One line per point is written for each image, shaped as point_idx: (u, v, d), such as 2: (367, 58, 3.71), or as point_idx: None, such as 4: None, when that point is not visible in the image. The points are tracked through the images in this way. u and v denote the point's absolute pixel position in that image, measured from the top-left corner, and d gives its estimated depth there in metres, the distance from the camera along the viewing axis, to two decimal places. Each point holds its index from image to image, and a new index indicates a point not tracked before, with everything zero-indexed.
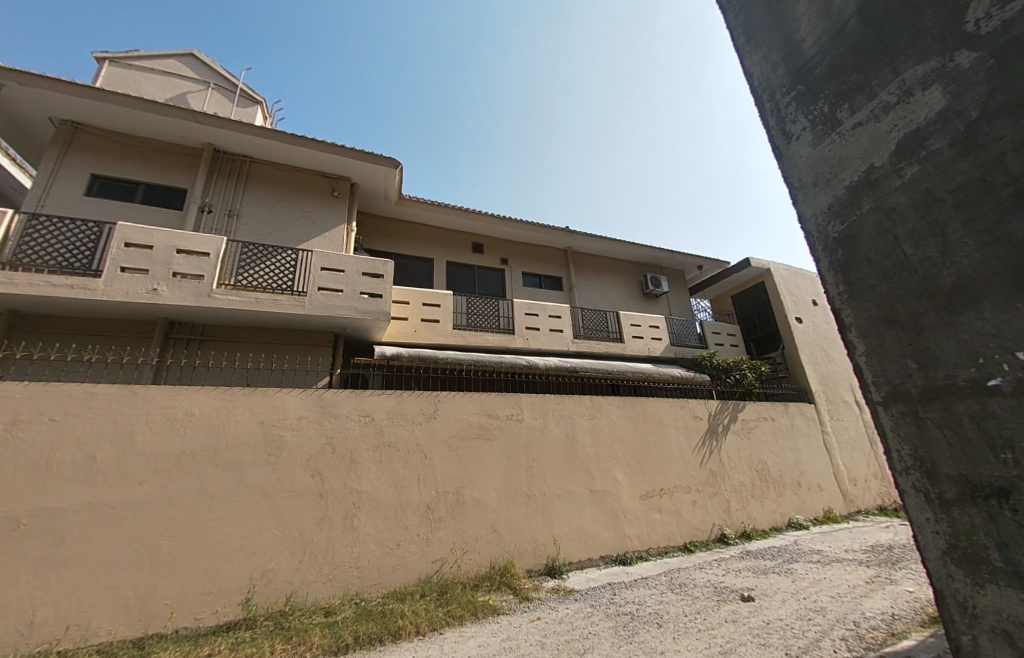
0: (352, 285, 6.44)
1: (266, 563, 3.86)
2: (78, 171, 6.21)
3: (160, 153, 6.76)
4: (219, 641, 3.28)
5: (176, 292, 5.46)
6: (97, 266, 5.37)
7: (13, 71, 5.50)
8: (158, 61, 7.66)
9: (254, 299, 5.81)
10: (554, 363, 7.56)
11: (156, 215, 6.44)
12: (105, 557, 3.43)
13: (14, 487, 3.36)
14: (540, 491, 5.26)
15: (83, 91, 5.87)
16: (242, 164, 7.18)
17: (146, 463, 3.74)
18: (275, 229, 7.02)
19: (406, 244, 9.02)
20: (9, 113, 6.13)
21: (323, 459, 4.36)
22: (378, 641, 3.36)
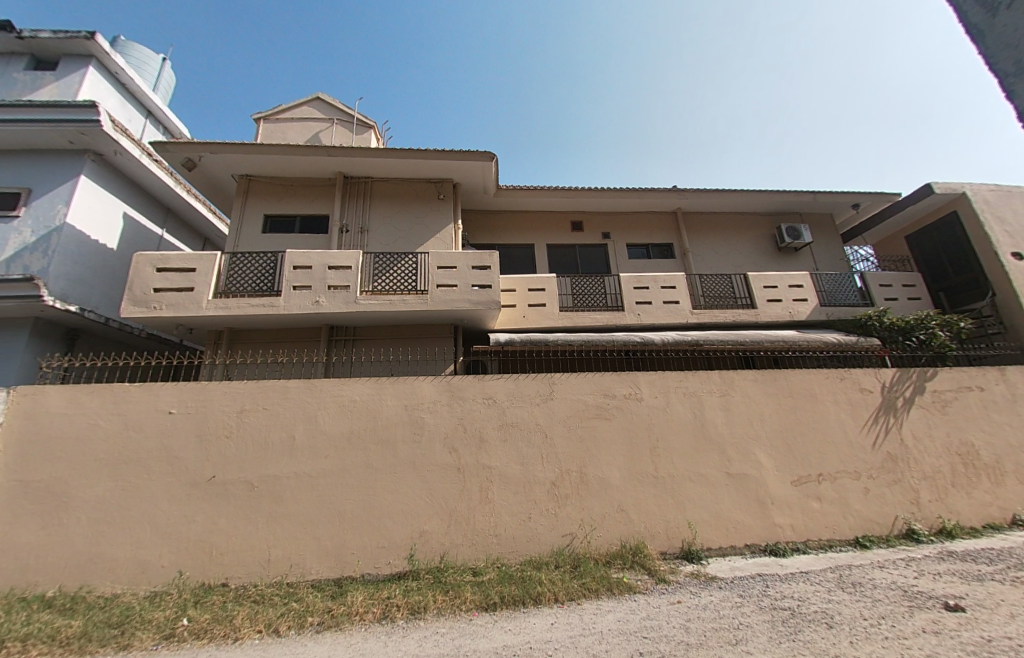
0: (464, 279, 6.91)
1: (422, 525, 4.49)
2: (256, 214, 7.86)
3: (305, 188, 8.13)
4: (394, 587, 3.94)
5: (332, 301, 6.57)
6: (276, 287, 6.80)
7: (206, 144, 7.22)
8: (295, 110, 9.15)
9: (387, 301, 6.67)
10: (672, 338, 7.03)
11: (310, 240, 7.80)
12: (308, 514, 4.39)
13: (248, 458, 4.48)
14: (668, 472, 5.01)
15: (249, 149, 7.39)
16: (365, 185, 8.21)
17: (327, 441, 4.64)
18: (396, 237, 7.90)
19: (508, 233, 9.28)
20: (210, 178, 8.04)
21: (457, 437, 4.84)
22: (521, 604, 3.64)
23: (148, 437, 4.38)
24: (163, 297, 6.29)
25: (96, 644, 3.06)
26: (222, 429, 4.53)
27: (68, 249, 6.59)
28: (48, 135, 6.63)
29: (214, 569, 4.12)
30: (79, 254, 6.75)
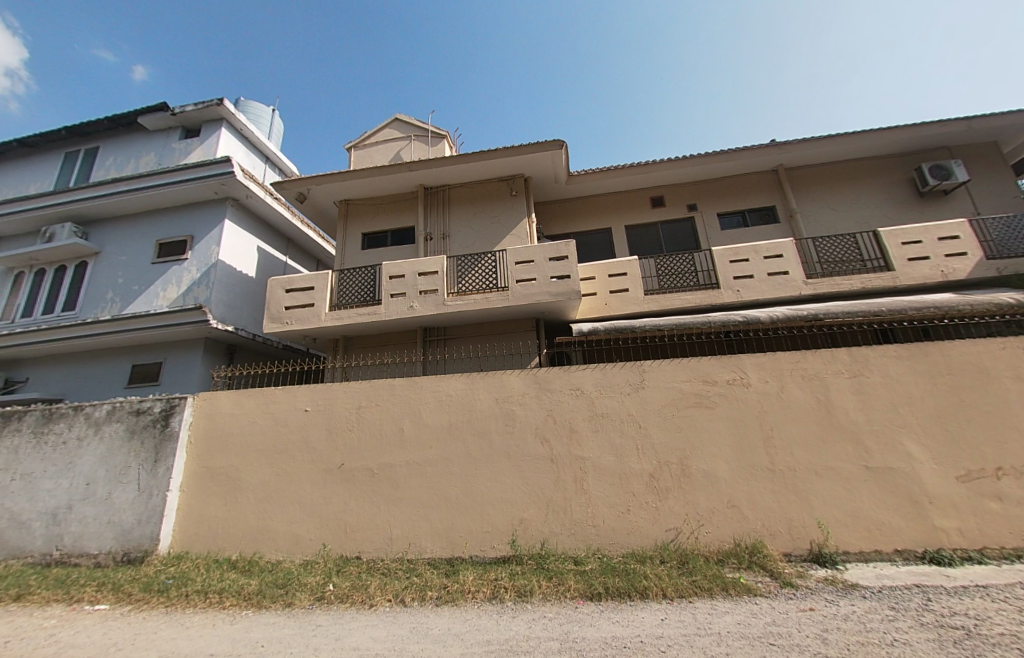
0: (543, 271, 6.93)
1: (522, 513, 4.65)
2: (355, 233, 8.81)
3: (392, 204, 8.88)
4: (501, 570, 4.16)
5: (423, 305, 7.11)
6: (376, 296, 7.56)
7: (312, 178, 8.29)
8: (379, 133, 10.02)
9: (473, 300, 7.00)
10: (781, 314, 6.22)
11: (400, 250, 8.51)
12: (420, 499, 4.84)
13: (367, 449, 5.08)
14: (786, 465, 4.48)
15: (345, 176, 8.30)
16: (444, 193, 8.67)
17: (430, 433, 5.05)
18: (476, 238, 8.22)
19: (584, 220, 9.06)
20: (317, 207, 9.21)
21: (548, 428, 4.91)
22: (627, 596, 3.57)
23: (290, 431, 5.22)
24: (292, 313, 7.41)
25: (269, 600, 3.76)
26: (345, 423, 5.20)
27: (222, 281, 8.11)
28: (201, 189, 8.21)
29: (349, 543, 4.76)
30: (230, 284, 8.27)
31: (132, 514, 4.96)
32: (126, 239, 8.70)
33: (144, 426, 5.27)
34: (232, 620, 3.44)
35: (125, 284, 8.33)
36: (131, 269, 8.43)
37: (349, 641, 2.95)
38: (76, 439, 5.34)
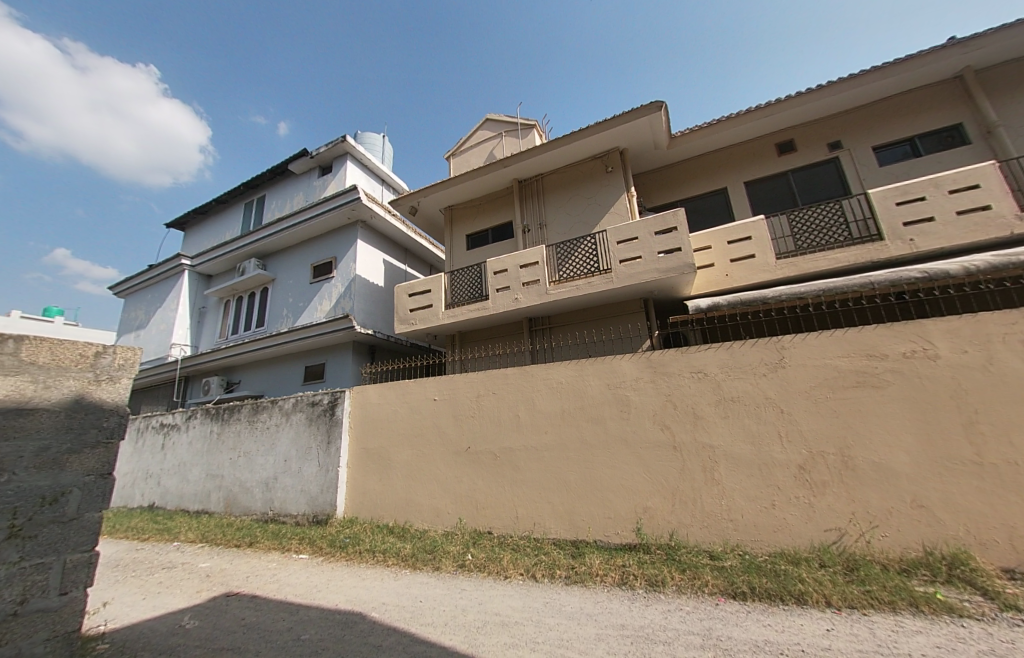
0: (648, 247, 6.49)
1: (646, 502, 4.49)
2: (460, 236, 9.44)
3: (491, 202, 9.26)
4: (628, 558, 4.09)
5: (527, 296, 7.29)
6: (484, 291, 8.00)
7: (421, 192, 9.13)
8: (473, 137, 10.49)
9: (576, 286, 6.93)
10: (982, 262, 4.77)
11: (502, 246, 8.84)
12: (541, 483, 5.03)
13: (489, 434, 5.46)
14: (1002, 458, 3.47)
15: (447, 184, 8.94)
16: (538, 183, 8.71)
17: (545, 420, 5.19)
18: (574, 223, 8.08)
19: (692, 184, 8.19)
20: (427, 217, 10.11)
21: (668, 414, 4.63)
22: (779, 600, 3.19)
23: (422, 418, 5.91)
24: (415, 315, 8.32)
25: (421, 563, 4.34)
26: (468, 411, 5.67)
27: (360, 292, 9.50)
28: (337, 216, 9.70)
29: (481, 519, 5.20)
30: (366, 294, 9.64)
31: (317, 484, 6.20)
32: (291, 266, 10.78)
33: (318, 414, 6.52)
34: (396, 576, 4.08)
35: (294, 302, 10.35)
36: (297, 290, 10.44)
37: (491, 606, 3.24)
38: (275, 425, 6.87)
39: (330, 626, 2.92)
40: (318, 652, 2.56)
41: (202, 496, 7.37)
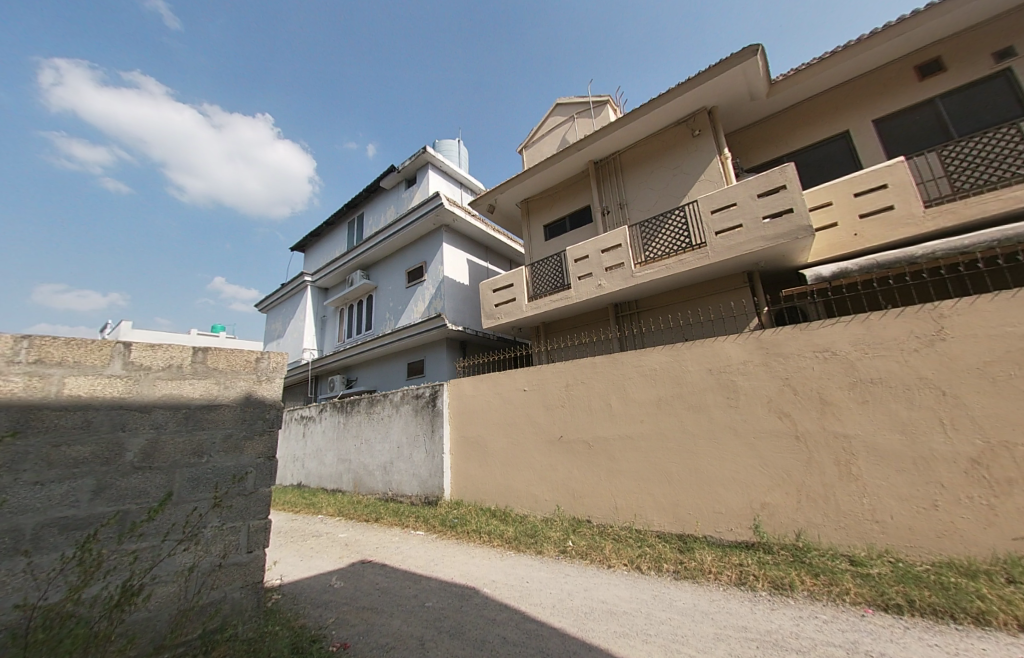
0: (750, 213, 5.78)
1: (763, 497, 4.07)
2: (538, 228, 9.44)
3: (567, 189, 9.08)
4: (746, 556, 3.76)
5: (613, 281, 7.01)
6: (566, 280, 7.90)
7: (497, 188, 9.32)
8: (545, 124, 10.35)
9: (666, 266, 6.48)
10: None
11: (581, 232, 8.63)
12: (640, 473, 4.84)
13: (583, 423, 5.42)
14: None
15: (522, 177, 8.98)
16: (615, 162, 8.31)
17: (640, 408, 4.98)
18: (659, 198, 7.55)
19: (800, 135, 7.06)
20: (505, 213, 10.30)
21: (786, 400, 4.11)
22: (950, 618, 2.66)
23: (515, 408, 6.09)
24: (500, 309, 8.55)
25: (525, 546, 4.51)
26: (560, 400, 5.69)
27: (449, 292, 10.09)
28: (424, 223, 10.39)
29: (579, 508, 5.21)
30: (454, 293, 10.21)
31: (426, 469, 6.81)
32: (389, 274, 11.88)
33: (422, 405, 7.14)
34: (502, 556, 4.31)
35: (394, 306, 11.41)
36: (396, 295, 11.49)
37: (597, 593, 3.24)
38: (388, 415, 7.70)
39: (448, 597, 3.20)
40: (440, 619, 2.83)
41: (335, 477, 8.59)
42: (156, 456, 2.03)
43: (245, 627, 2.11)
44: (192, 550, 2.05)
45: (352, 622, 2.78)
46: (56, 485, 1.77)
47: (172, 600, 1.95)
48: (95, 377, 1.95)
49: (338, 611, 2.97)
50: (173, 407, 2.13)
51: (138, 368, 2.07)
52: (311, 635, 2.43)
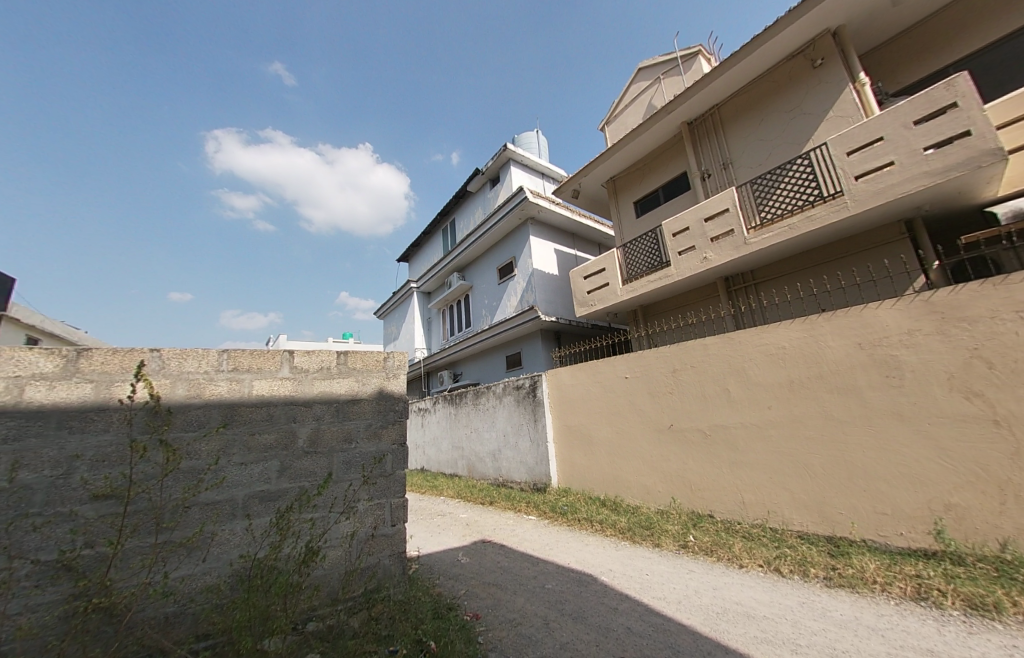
0: (904, 146, 4.67)
1: (946, 496, 3.32)
2: (628, 205, 8.93)
3: (658, 158, 8.41)
4: (924, 566, 3.11)
5: (721, 252, 6.30)
6: (664, 257, 7.34)
7: (581, 171, 9.02)
8: (627, 94, 9.68)
9: (788, 228, 5.62)
10: None
11: (678, 202, 7.94)
12: (770, 464, 4.33)
13: (695, 409, 5.02)
14: None
15: (607, 154, 8.54)
16: (713, 118, 7.44)
17: (766, 392, 4.42)
18: (772, 150, 6.57)
19: (973, 31, 5.42)
20: (591, 195, 9.95)
21: (976, 377, 3.27)
22: None
23: (618, 396, 5.89)
24: (593, 296, 8.29)
25: (641, 537, 4.36)
26: (667, 387, 5.34)
27: (540, 283, 10.16)
28: (512, 219, 10.58)
29: (698, 501, 4.84)
30: (546, 284, 10.25)
31: (533, 457, 7.01)
32: (483, 272, 12.42)
33: (524, 396, 7.34)
34: (618, 546, 4.23)
35: (490, 303, 11.92)
36: (490, 291, 11.98)
37: (728, 593, 2.99)
38: (493, 406, 8.11)
39: (567, 581, 3.27)
40: (562, 601, 2.90)
41: (451, 463, 9.37)
42: (319, 442, 2.44)
43: (396, 589, 2.47)
44: (352, 520, 2.43)
45: (481, 595, 3.02)
46: (256, 464, 2.25)
47: (341, 561, 2.35)
48: (273, 378, 2.40)
49: (467, 584, 3.25)
50: (327, 401, 2.52)
51: (300, 371, 2.49)
52: (447, 603, 2.70)
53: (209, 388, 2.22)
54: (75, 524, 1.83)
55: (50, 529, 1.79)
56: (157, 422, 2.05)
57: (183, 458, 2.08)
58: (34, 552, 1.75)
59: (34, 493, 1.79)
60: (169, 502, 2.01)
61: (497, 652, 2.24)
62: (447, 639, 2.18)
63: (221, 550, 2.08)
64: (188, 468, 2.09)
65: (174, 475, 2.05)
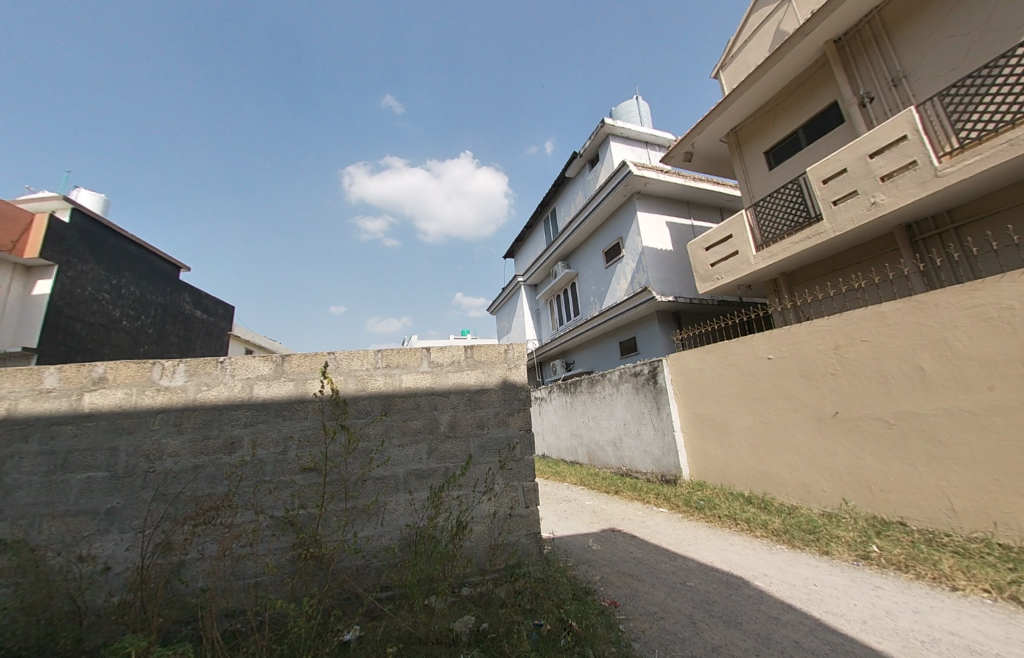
0: None
1: None
2: (757, 158, 7.72)
3: (793, 94, 7.05)
4: None
5: (896, 193, 4.98)
6: (814, 210, 6.14)
7: (694, 129, 8.07)
8: (745, 29, 8.32)
9: (1008, 146, 4.17)
10: None
11: (825, 143, 6.57)
12: (994, 461, 3.32)
13: (869, 393, 4.12)
14: None
15: (725, 104, 7.46)
16: (872, 26, 5.92)
17: (983, 368, 3.39)
18: (973, 47, 4.98)
19: None
20: (707, 155, 8.86)
21: None
22: None
23: (759, 379, 5.17)
24: (719, 268, 7.40)
25: (801, 542, 3.78)
26: (825, 367, 4.50)
27: (652, 262, 9.47)
28: (616, 198, 10.06)
29: (881, 504, 3.97)
30: (659, 262, 9.52)
31: (658, 446, 6.63)
32: (588, 257, 12.12)
33: (644, 383, 6.96)
34: (771, 549, 3.74)
35: (598, 288, 11.58)
36: (598, 277, 11.63)
37: (937, 620, 2.40)
38: (610, 394, 7.90)
39: (713, 581, 3.02)
40: (709, 602, 2.69)
41: (571, 450, 9.43)
42: (457, 428, 2.69)
43: (535, 568, 2.59)
44: (492, 501, 2.63)
45: (617, 584, 2.98)
46: (410, 446, 2.59)
47: (485, 536, 2.57)
48: (416, 372, 2.72)
49: (602, 571, 3.24)
50: (460, 391, 2.76)
51: (436, 365, 2.77)
52: (584, 586, 2.73)
53: (370, 383, 2.63)
54: (293, 490, 2.36)
55: (278, 492, 2.35)
56: (338, 410, 2.52)
57: (358, 440, 2.52)
58: (271, 509, 2.32)
59: (266, 465, 2.36)
60: (352, 475, 2.45)
61: (641, 643, 2.18)
62: (588, 621, 2.21)
63: (392, 518, 2.46)
64: (362, 448, 2.52)
65: (354, 453, 2.49)
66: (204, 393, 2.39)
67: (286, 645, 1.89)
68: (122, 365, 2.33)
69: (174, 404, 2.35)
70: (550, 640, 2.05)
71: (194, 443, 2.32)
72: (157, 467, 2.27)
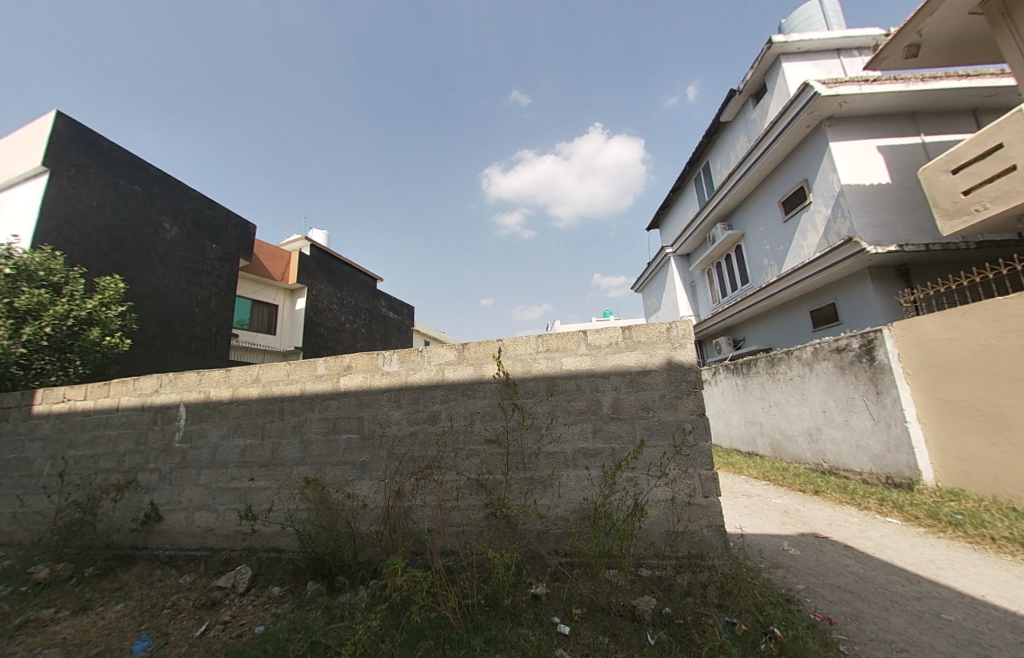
0: None
1: None
2: None
3: None
4: None
5: None
6: None
7: (920, 10, 5.84)
8: None
9: None
10: None
11: None
12: None
13: None
14: None
15: None
16: None
17: None
18: None
19: None
20: (945, 40, 6.34)
21: None
22: None
23: None
24: (977, 195, 5.27)
25: None
26: None
27: (856, 205, 7.37)
28: (794, 134, 8.18)
29: None
30: (867, 204, 7.35)
31: (879, 441, 5.21)
32: (759, 213, 10.22)
33: (853, 360, 5.56)
34: None
35: (775, 248, 9.69)
36: (774, 235, 9.72)
37: None
38: (801, 376, 6.58)
39: (988, 620, 2.24)
40: (982, 646, 2.02)
41: (748, 439, 8.25)
42: (621, 409, 2.66)
43: (721, 561, 2.38)
44: (668, 486, 2.52)
45: (831, 598, 2.50)
46: (577, 424, 2.69)
47: (662, 520, 2.51)
48: (576, 355, 2.79)
49: (807, 580, 2.77)
50: (621, 373, 2.71)
51: (595, 347, 2.78)
52: (784, 593, 2.38)
53: (535, 365, 2.82)
54: (482, 458, 2.74)
55: (471, 458, 2.76)
56: (511, 390, 2.79)
57: (532, 417, 2.75)
58: (467, 472, 2.75)
59: (460, 434, 2.80)
60: (529, 449, 2.71)
61: None
62: (796, 632, 1.93)
63: (567, 491, 2.61)
64: (535, 424, 2.74)
65: (528, 428, 2.74)
66: (412, 375, 2.97)
67: (491, 586, 2.25)
68: (359, 356, 3.09)
69: (393, 384, 2.99)
70: (747, 641, 1.88)
71: (409, 414, 2.91)
72: (387, 432, 2.93)
